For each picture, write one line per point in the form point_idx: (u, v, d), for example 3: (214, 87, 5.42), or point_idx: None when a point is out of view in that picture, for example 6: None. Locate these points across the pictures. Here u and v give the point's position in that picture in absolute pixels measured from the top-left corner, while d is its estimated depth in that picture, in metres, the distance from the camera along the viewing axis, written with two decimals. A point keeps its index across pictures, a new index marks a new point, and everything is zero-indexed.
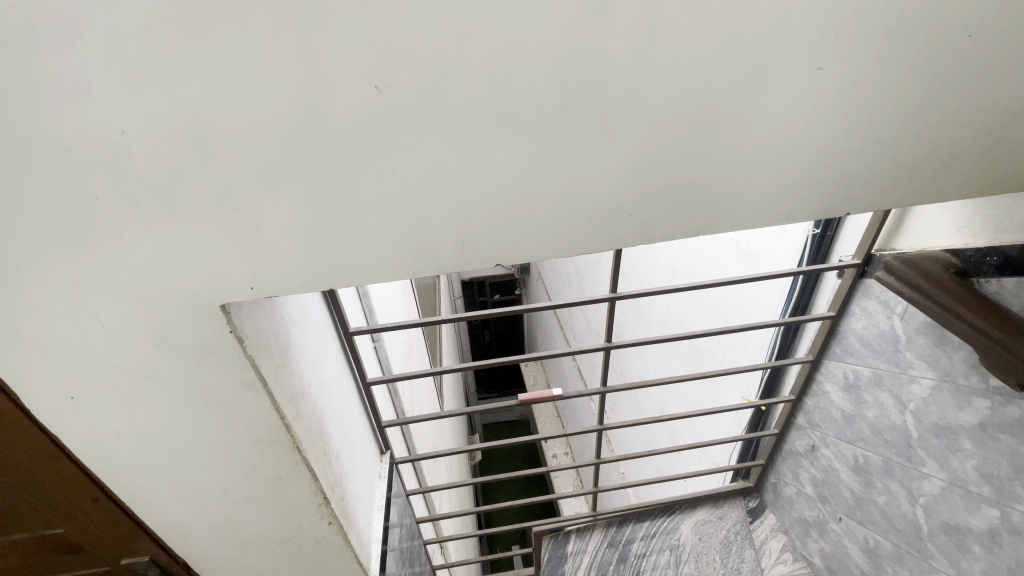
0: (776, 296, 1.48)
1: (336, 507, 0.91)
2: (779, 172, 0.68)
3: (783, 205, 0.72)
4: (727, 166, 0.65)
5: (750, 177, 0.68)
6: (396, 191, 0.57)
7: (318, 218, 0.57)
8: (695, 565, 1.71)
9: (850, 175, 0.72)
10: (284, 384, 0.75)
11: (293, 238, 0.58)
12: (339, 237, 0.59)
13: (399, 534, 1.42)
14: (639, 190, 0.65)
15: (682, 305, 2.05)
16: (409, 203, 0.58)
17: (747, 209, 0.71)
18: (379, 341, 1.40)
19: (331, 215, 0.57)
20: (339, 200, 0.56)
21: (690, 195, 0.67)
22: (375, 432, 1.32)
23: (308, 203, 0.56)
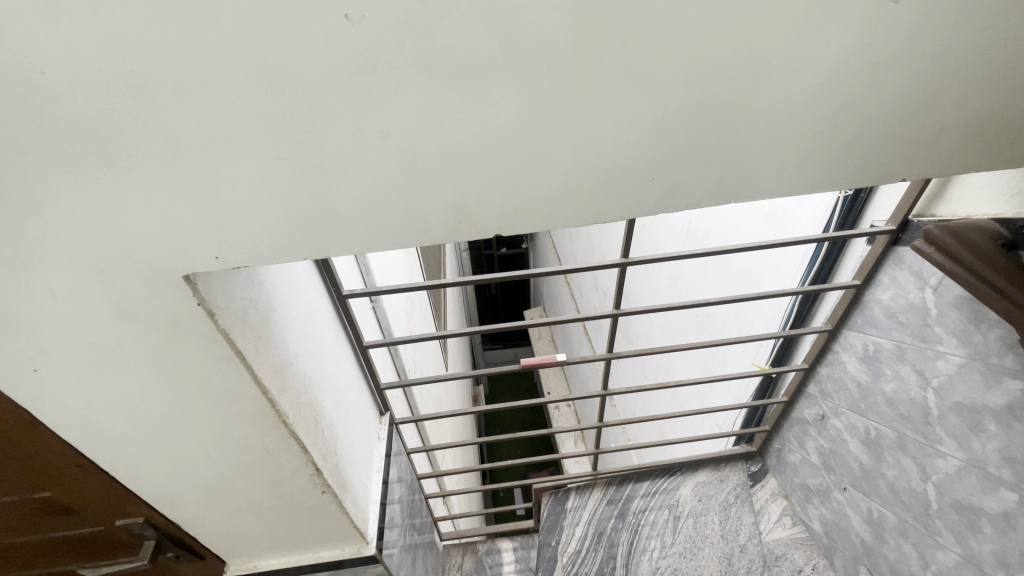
0: (798, 263, 1.39)
1: (329, 477, 0.88)
2: (827, 132, 0.59)
3: (829, 170, 0.63)
4: (768, 123, 0.56)
5: (794, 139, 0.58)
6: (379, 150, 0.49)
7: (290, 180, 0.49)
8: (694, 525, 1.72)
9: (909, 135, 0.62)
10: (267, 357, 0.69)
11: (262, 203, 0.50)
12: (316, 202, 0.51)
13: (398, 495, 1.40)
14: (663, 152, 0.56)
15: (695, 268, 1.96)
16: (395, 164, 0.50)
17: (787, 174, 0.62)
18: (378, 303, 1.34)
19: (304, 175, 0.49)
20: (313, 159, 0.48)
21: (721, 156, 0.58)
22: (375, 394, 1.29)
23: (276, 162, 0.48)
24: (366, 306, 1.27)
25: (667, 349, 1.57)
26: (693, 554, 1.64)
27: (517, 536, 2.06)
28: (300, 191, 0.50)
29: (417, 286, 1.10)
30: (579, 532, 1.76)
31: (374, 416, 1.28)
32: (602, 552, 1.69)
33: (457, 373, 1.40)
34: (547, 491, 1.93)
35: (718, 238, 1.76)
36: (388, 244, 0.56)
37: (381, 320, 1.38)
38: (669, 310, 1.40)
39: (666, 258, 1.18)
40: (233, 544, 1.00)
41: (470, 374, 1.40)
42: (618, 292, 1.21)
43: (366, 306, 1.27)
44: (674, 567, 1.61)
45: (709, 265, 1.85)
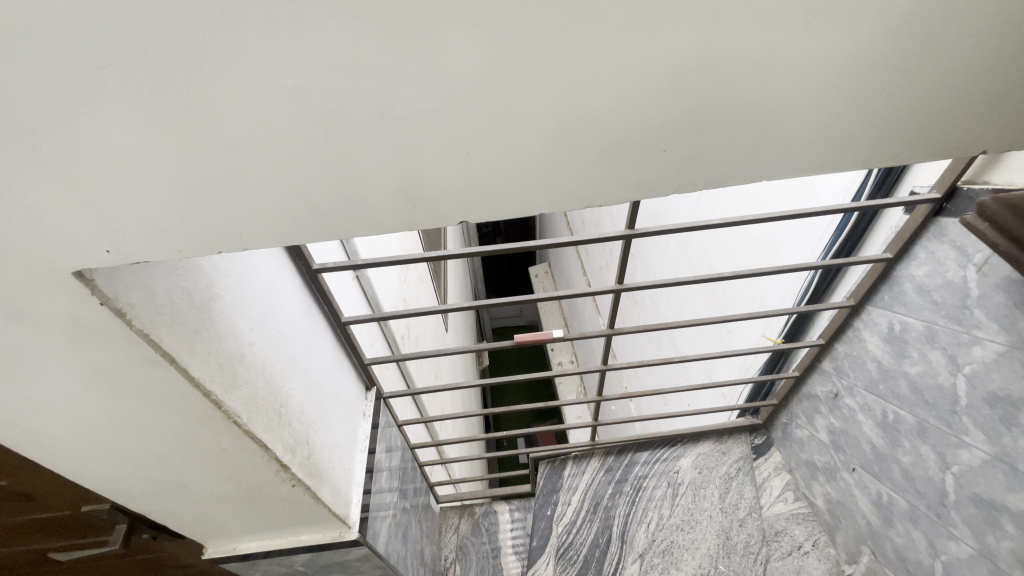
0: (823, 232, 1.26)
1: (299, 470, 0.82)
2: (886, 84, 0.46)
3: (884, 138, 0.51)
4: (813, 77, 0.44)
5: (846, 97, 0.46)
6: (303, 112, 0.37)
7: (192, 152, 0.38)
8: (692, 497, 1.68)
9: (984, 91, 0.50)
10: (208, 354, 0.60)
11: (158, 184, 0.39)
12: (231, 181, 0.40)
13: (388, 469, 1.35)
14: (680, 115, 0.43)
15: (710, 232, 1.82)
16: (326, 130, 0.38)
17: (832, 142, 0.49)
18: (362, 274, 1.24)
19: (208, 147, 0.38)
20: (217, 125, 0.37)
21: (755, 121, 0.45)
22: (359, 370, 1.21)
23: (168, 130, 0.37)
24: (348, 278, 1.17)
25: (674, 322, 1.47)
26: (690, 526, 1.61)
27: (514, 500, 2.05)
28: (206, 167, 0.39)
29: (405, 260, 0.97)
30: (574, 501, 1.73)
31: (358, 393, 1.21)
32: (597, 522, 1.67)
33: (449, 348, 1.31)
34: (544, 459, 1.88)
35: (737, 201, 1.61)
36: (332, 230, 0.45)
37: (368, 291, 1.29)
38: (678, 283, 1.28)
39: (679, 228, 1.06)
40: (207, 530, 0.96)
41: (461, 348, 1.31)
42: (621, 265, 1.10)
43: (349, 278, 1.17)
44: (670, 539, 1.59)
45: (724, 229, 1.72)
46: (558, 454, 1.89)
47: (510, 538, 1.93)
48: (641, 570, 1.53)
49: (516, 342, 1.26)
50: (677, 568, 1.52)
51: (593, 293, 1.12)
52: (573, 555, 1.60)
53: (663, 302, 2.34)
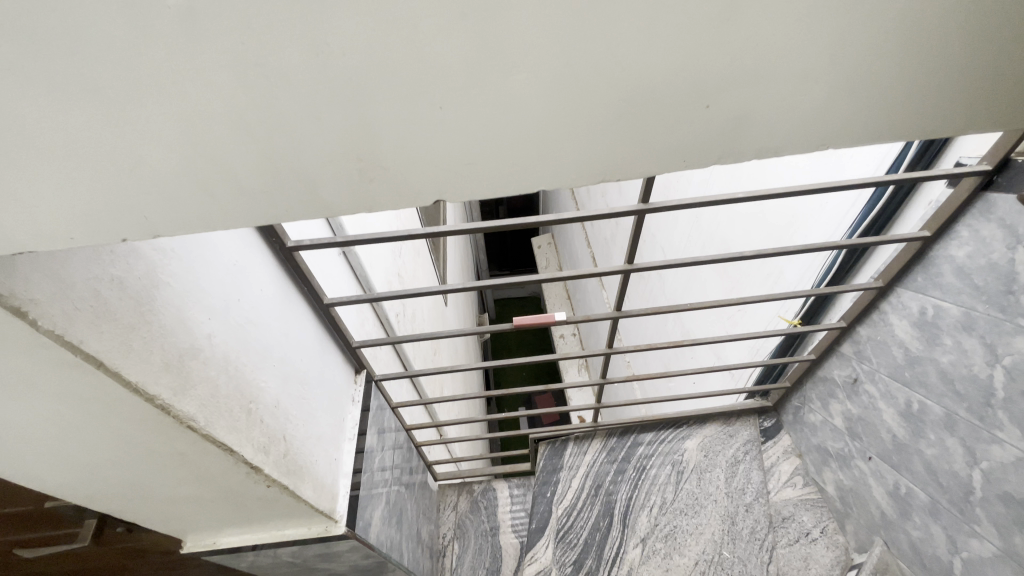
0: (854, 206, 1.15)
1: (274, 470, 0.75)
2: (943, 14, 0.39)
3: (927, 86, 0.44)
4: (850, 15, 0.37)
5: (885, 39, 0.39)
6: (230, 60, 0.32)
7: (91, 107, 0.32)
8: (697, 481, 1.61)
9: None
10: (150, 353, 0.52)
11: (54, 153, 0.33)
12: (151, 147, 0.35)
13: (383, 454, 1.28)
14: (678, 63, 0.37)
15: (725, 205, 1.70)
16: (260, 76, 0.33)
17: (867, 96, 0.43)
18: (349, 251, 1.13)
19: (110, 101, 0.32)
20: (119, 77, 0.31)
21: (775, 70, 0.39)
22: (347, 353, 1.13)
23: (58, 78, 0.30)
24: (335, 255, 1.07)
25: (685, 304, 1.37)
26: (694, 511, 1.55)
27: (514, 478, 2.01)
28: (117, 122, 0.33)
29: (396, 236, 0.87)
30: (575, 484, 1.68)
31: (347, 377, 1.13)
32: (598, 505, 1.62)
33: (445, 331, 1.22)
34: (543, 440, 1.82)
35: (761, 170, 1.48)
36: (280, 193, 0.40)
37: (356, 269, 1.19)
38: (692, 263, 1.17)
39: (698, 203, 0.94)
40: (183, 524, 0.90)
41: (456, 331, 1.22)
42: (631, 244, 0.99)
43: (335, 254, 1.07)
44: (673, 524, 1.54)
45: (741, 202, 1.59)
46: (558, 434, 1.83)
47: (510, 517, 1.89)
48: (642, 556, 1.48)
49: (516, 325, 1.17)
50: (679, 555, 1.47)
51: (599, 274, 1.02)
52: (572, 538, 1.56)
53: (673, 278, 2.24)
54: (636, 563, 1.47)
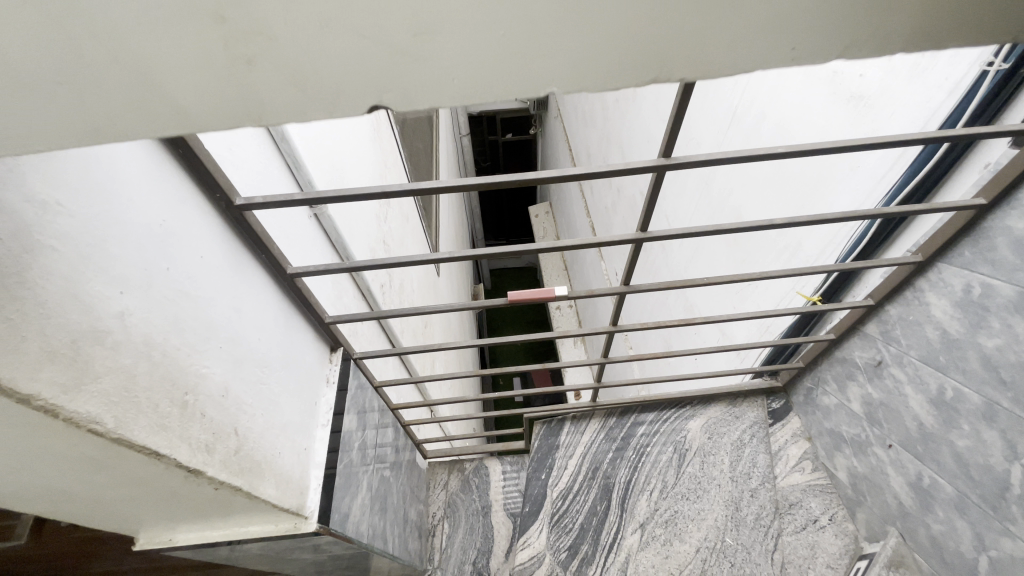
0: (893, 169, 1.02)
1: (221, 470, 0.63)
2: None
3: None
4: None
5: None
6: None
7: None
8: (700, 465, 1.52)
9: None
10: (16, 340, 0.40)
11: None
12: None
13: (364, 439, 1.17)
14: None
15: (742, 171, 1.55)
16: None
17: None
18: (321, 212, 0.98)
19: None
20: None
21: None
22: (319, 329, 1.00)
23: None
24: (304, 218, 0.93)
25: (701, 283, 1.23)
26: (697, 496, 1.47)
27: (507, 457, 1.92)
28: None
29: (372, 194, 0.73)
30: (571, 466, 1.59)
31: (319, 356, 1.00)
32: (596, 488, 1.53)
33: (433, 306, 1.09)
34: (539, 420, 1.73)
35: (786, 131, 1.33)
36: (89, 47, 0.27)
37: (329, 235, 1.05)
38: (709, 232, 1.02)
39: (727, 160, 0.80)
40: (130, 523, 0.80)
41: (444, 306, 1.09)
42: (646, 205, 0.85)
43: (304, 218, 0.93)
44: (674, 509, 1.45)
45: (760, 166, 1.45)
46: (554, 414, 1.73)
47: (503, 496, 1.81)
48: (641, 542, 1.41)
49: (511, 300, 1.04)
50: (679, 541, 1.39)
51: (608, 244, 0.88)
52: (568, 523, 1.48)
53: (680, 251, 2.10)
54: (634, 549, 1.40)
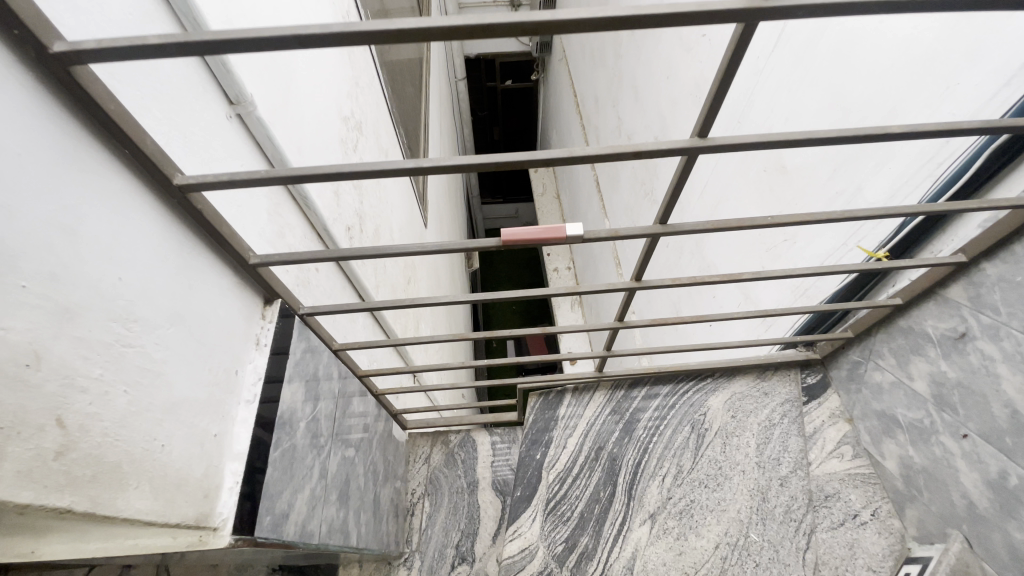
0: (1012, 83, 0.80)
1: (17, 485, 0.39)
2: None
3: None
4: None
5: None
6: None
7: None
8: (722, 447, 1.30)
9: None
10: None
11: None
12: None
13: (317, 414, 0.91)
14: None
15: (786, 107, 1.32)
16: None
17: None
18: (246, 112, 0.75)
19: None
20: None
21: None
22: (242, 272, 0.73)
23: None
24: (216, 116, 0.70)
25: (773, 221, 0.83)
26: (717, 483, 1.25)
27: (497, 430, 1.70)
28: None
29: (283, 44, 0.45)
30: (571, 446, 1.37)
31: (245, 310, 0.74)
32: (599, 472, 1.32)
33: (401, 247, 0.81)
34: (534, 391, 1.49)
35: (853, 53, 1.10)
36: None
37: (259, 148, 0.81)
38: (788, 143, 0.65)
39: (857, 10, 0.47)
40: None
41: (416, 247, 0.79)
42: (723, 68, 0.57)
43: (213, 119, 0.69)
44: (690, 498, 1.24)
45: (814, 98, 1.22)
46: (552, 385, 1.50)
47: (491, 474, 1.60)
48: (651, 535, 1.20)
49: (504, 241, 0.77)
50: (696, 536, 1.19)
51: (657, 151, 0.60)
52: (565, 511, 1.27)
53: (705, 201, 1.82)
54: (643, 544, 1.19)
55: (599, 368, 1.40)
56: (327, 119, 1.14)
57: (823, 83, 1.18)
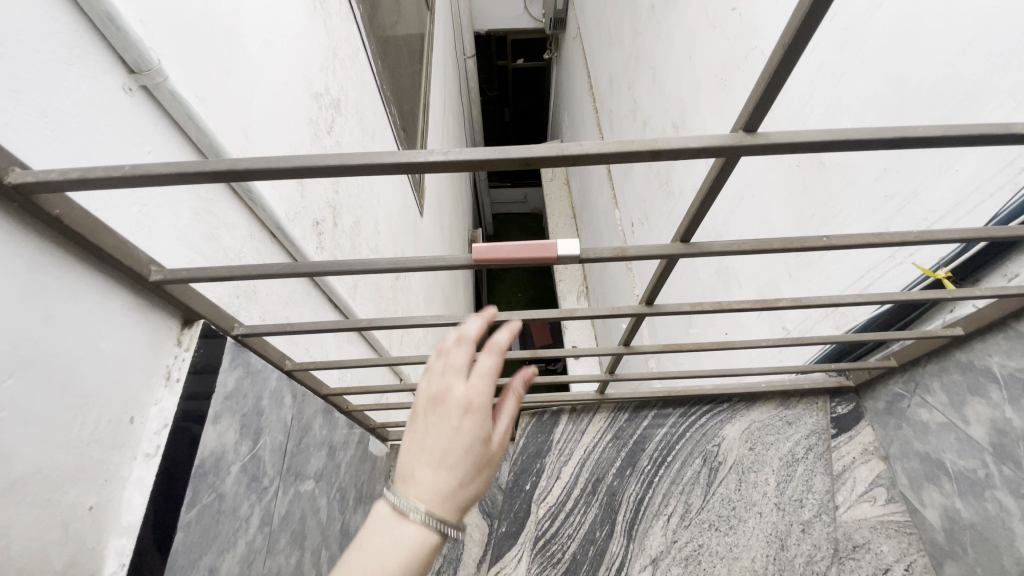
0: None
1: None
2: None
3: None
4: None
5: None
6: None
7: None
8: (737, 485, 1.15)
9: None
10: None
11: None
12: None
13: (257, 453, 0.76)
14: None
15: (828, 90, 1.04)
16: None
17: None
18: (152, 84, 0.59)
19: None
20: None
21: None
22: (147, 292, 0.58)
23: None
24: (103, 92, 0.54)
25: (832, 246, 0.63)
26: (729, 526, 1.10)
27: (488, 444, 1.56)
28: None
29: None
30: (566, 475, 1.26)
31: (150, 339, 0.59)
32: (596, 507, 1.19)
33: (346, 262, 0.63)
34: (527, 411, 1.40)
35: (914, 20, 0.83)
36: None
37: (176, 128, 0.65)
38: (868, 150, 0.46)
39: None
40: None
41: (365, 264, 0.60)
42: (783, 37, 0.40)
43: (94, 96, 0.53)
44: (698, 542, 1.09)
45: (864, 79, 0.95)
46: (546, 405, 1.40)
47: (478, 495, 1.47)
48: None
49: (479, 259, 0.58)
50: None
51: (681, 150, 0.43)
52: (556, 552, 1.14)
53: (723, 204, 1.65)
54: None
55: (601, 391, 1.29)
56: (287, 97, 0.96)
57: (871, 61, 0.92)
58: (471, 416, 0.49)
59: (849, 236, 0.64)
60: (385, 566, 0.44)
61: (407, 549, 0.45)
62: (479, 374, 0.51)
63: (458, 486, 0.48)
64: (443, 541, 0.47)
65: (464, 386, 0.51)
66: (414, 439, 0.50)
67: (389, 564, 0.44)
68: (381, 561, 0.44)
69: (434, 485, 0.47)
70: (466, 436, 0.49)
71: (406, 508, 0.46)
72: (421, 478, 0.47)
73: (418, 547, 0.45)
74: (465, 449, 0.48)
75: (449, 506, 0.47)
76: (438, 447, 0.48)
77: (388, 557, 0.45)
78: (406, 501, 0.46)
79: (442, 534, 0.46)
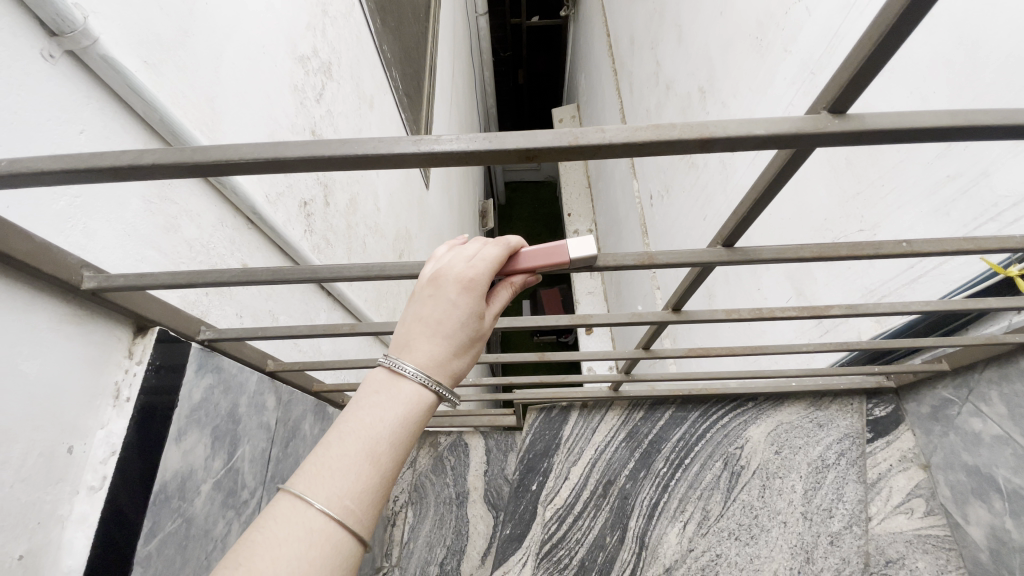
0: None
1: None
2: None
3: None
4: None
5: None
6: None
7: None
8: (760, 491, 1.08)
9: None
10: None
11: None
12: None
13: (231, 467, 0.70)
14: None
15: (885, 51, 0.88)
16: None
17: None
18: (79, 49, 0.49)
19: None
20: None
21: None
22: (87, 299, 0.50)
23: None
24: (12, 57, 0.44)
25: (905, 252, 0.52)
26: (750, 536, 1.04)
27: (495, 433, 1.50)
28: None
29: None
30: (574, 477, 1.21)
31: (94, 353, 0.51)
32: (606, 511, 1.14)
33: (324, 270, 0.54)
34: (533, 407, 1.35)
35: None
36: None
37: (120, 102, 0.55)
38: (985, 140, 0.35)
39: None
40: None
41: (336, 271, 0.53)
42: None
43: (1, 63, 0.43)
44: (715, 552, 1.04)
45: (929, 40, 0.79)
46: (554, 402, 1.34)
47: (482, 483, 1.42)
48: None
49: (513, 267, 0.47)
50: None
51: (742, 139, 0.33)
52: (562, 558, 1.10)
53: (732, 183, 1.48)
54: None
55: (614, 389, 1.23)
56: (265, 60, 0.85)
57: (941, 18, 0.77)
58: (474, 289, 0.43)
59: (926, 238, 0.53)
60: (383, 422, 0.38)
61: (402, 409, 0.38)
62: (486, 251, 0.45)
63: (452, 357, 0.42)
64: (437, 404, 0.41)
65: (467, 259, 0.44)
66: (407, 309, 0.43)
67: (386, 420, 0.38)
68: (377, 417, 0.38)
69: (429, 353, 0.41)
70: (466, 309, 0.43)
71: (399, 368, 0.40)
72: (418, 345, 0.40)
73: (410, 416, 0.39)
74: (463, 323, 0.42)
75: (443, 374, 0.41)
76: (434, 318, 0.42)
77: (383, 413, 0.38)
78: (399, 363, 0.40)
79: (437, 397, 0.40)
